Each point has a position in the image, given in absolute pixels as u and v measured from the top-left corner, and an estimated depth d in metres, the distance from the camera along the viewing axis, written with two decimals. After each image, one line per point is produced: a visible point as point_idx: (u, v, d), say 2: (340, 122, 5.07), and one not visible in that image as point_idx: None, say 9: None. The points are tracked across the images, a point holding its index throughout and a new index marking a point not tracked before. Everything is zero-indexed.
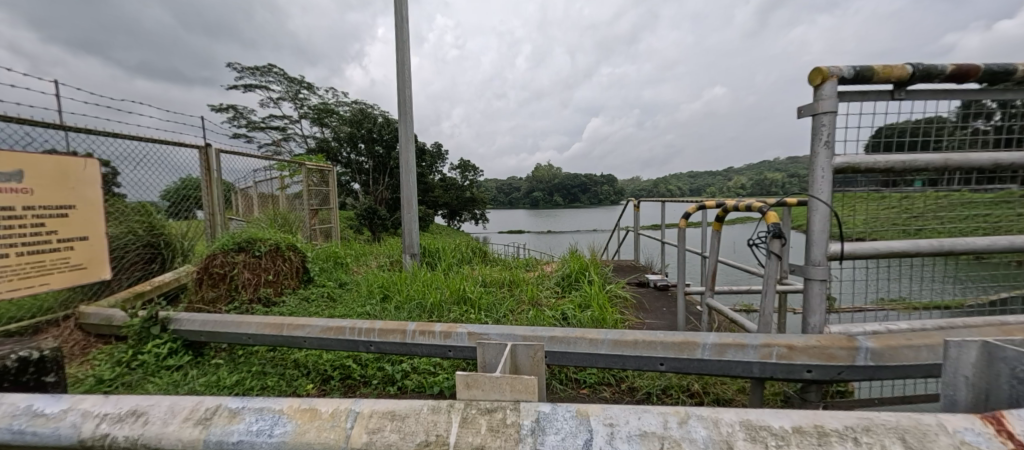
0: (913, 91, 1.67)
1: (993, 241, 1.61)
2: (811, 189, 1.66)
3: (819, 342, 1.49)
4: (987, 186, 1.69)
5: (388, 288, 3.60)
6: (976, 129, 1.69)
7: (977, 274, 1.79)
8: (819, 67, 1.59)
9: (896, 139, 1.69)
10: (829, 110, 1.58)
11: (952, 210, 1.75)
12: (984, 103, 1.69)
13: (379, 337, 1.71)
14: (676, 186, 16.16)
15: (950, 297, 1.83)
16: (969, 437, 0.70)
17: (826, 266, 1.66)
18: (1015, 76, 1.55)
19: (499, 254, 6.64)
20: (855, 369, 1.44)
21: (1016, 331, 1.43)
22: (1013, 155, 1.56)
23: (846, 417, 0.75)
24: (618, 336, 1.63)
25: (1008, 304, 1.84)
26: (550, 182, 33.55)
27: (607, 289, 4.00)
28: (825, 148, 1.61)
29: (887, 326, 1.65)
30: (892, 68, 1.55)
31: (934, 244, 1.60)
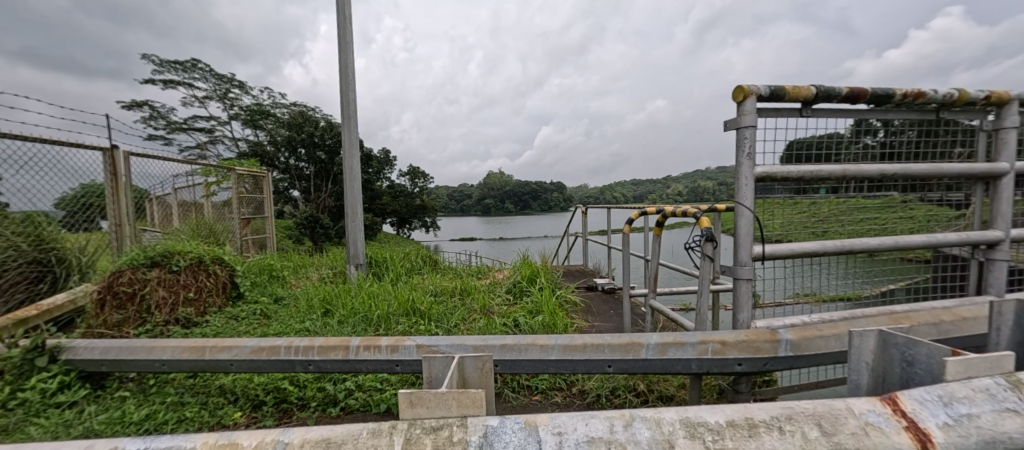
0: (817, 109, 1.88)
1: (882, 241, 1.84)
2: (736, 196, 1.80)
3: (747, 336, 1.61)
4: (876, 193, 1.94)
5: (330, 302, 3.40)
6: (866, 144, 1.94)
7: (873, 269, 2.04)
8: (741, 85, 1.74)
9: (805, 151, 1.89)
10: (750, 124, 1.73)
11: (851, 214, 1.98)
12: (872, 122, 1.93)
13: (319, 355, 1.60)
14: (623, 193, 16.94)
15: (854, 291, 2.06)
16: (872, 418, 0.78)
17: (752, 266, 1.80)
18: (894, 99, 1.79)
19: (450, 262, 6.55)
20: (777, 361, 1.58)
21: (902, 319, 1.64)
22: (897, 166, 1.80)
23: (772, 407, 0.81)
24: (568, 341, 1.64)
25: (895, 294, 2.12)
26: (500, 189, 33.81)
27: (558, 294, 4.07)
28: (748, 159, 1.76)
29: (803, 319, 1.82)
30: (800, 88, 1.73)
31: (838, 245, 1.80)
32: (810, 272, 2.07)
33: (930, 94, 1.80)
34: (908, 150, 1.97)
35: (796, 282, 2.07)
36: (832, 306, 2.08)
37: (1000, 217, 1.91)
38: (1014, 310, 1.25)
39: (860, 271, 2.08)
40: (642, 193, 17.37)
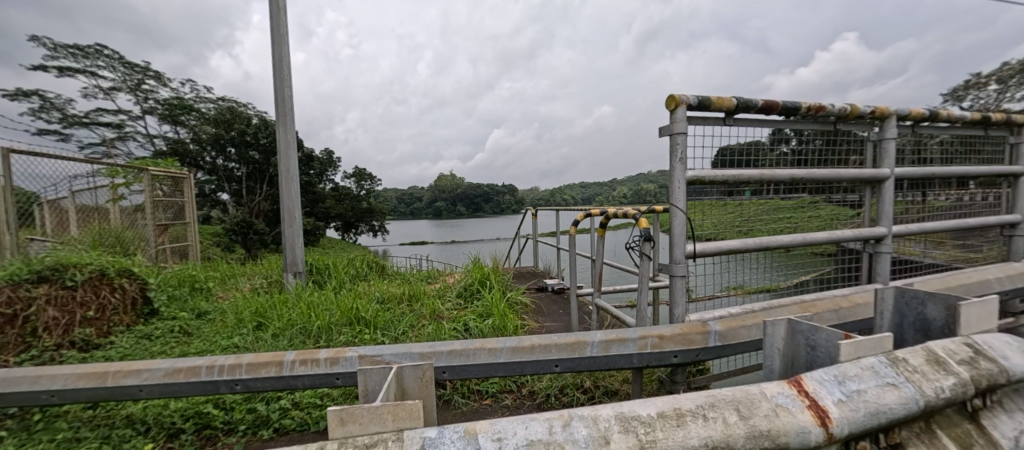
0: (738, 119, 2.05)
1: (794, 238, 2.03)
2: (670, 198, 1.91)
3: (681, 329, 1.72)
4: (789, 195, 2.18)
5: (263, 315, 3.16)
6: (782, 151, 2.15)
7: (789, 263, 2.27)
8: (673, 94, 1.86)
9: (731, 156, 2.05)
10: (682, 131, 1.85)
11: (770, 214, 2.20)
12: (786, 132, 2.15)
13: (248, 374, 1.48)
14: (572, 195, 17.37)
15: (773, 283, 2.26)
16: (782, 400, 0.86)
17: (685, 264, 1.92)
18: (801, 111, 2.01)
19: (399, 267, 6.37)
20: (708, 350, 1.70)
21: (810, 307, 1.83)
22: (806, 171, 2.02)
23: (698, 396, 0.86)
24: (516, 343, 1.65)
25: (806, 285, 2.36)
26: (450, 192, 33.43)
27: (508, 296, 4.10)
28: (680, 163, 1.88)
29: (729, 311, 1.98)
30: (723, 99, 1.88)
31: (758, 242, 1.97)
32: (736, 267, 2.25)
33: (829, 108, 2.03)
34: (816, 156, 2.21)
35: (724, 276, 2.24)
36: (755, 297, 2.27)
37: (885, 215, 2.21)
38: (893, 296, 1.44)
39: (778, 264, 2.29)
40: (591, 195, 17.92)
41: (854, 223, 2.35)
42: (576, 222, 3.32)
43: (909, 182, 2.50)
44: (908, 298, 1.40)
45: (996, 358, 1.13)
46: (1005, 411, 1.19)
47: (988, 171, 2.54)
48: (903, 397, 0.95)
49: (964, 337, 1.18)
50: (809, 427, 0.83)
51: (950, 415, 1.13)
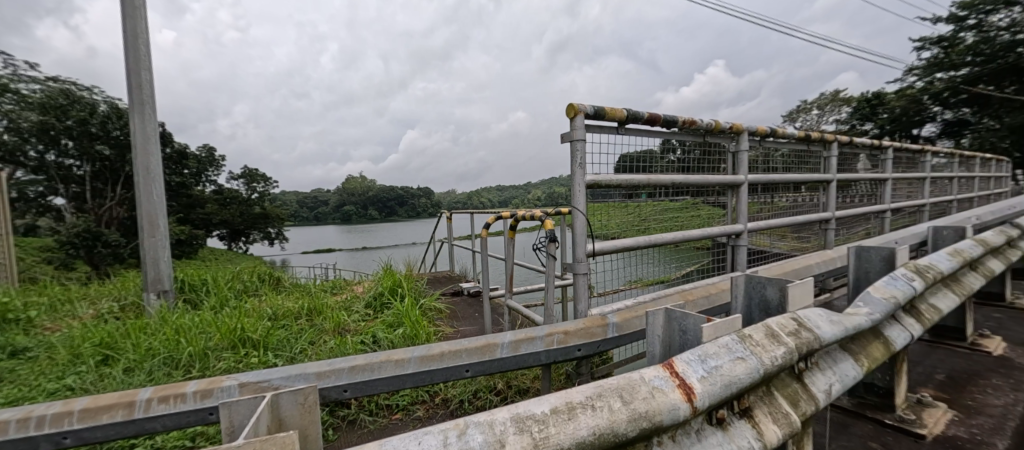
0: (628, 129, 2.25)
1: (674, 235, 2.28)
2: (571, 201, 2.01)
3: (584, 323, 1.83)
4: (676, 197, 2.54)
5: (113, 346, 2.66)
6: (671, 159, 2.46)
7: (676, 256, 2.60)
8: (572, 103, 1.97)
9: (632, 162, 2.28)
10: (580, 138, 1.97)
11: (661, 214, 2.53)
12: (674, 143, 2.45)
13: (82, 423, 1.21)
14: (489, 198, 17.54)
15: (665, 275, 2.57)
16: (658, 383, 0.96)
17: (586, 262, 2.05)
18: (678, 124, 2.27)
19: (298, 278, 5.82)
20: (607, 341, 1.83)
21: (688, 295, 2.08)
22: (686, 177, 2.32)
23: (587, 388, 0.92)
24: (425, 351, 1.58)
25: (689, 276, 2.61)
26: (359, 195, 31.55)
27: (421, 304, 3.98)
28: (579, 168, 1.99)
29: (625, 304, 2.15)
30: (615, 110, 2.04)
31: (647, 239, 2.17)
32: (636, 261, 2.53)
33: (699, 122, 2.32)
34: (695, 164, 2.57)
35: (626, 270, 2.50)
36: (652, 288, 2.57)
37: (742, 215, 2.61)
38: (744, 282, 1.71)
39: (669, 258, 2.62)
40: (506, 197, 18.27)
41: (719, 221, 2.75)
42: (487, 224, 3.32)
43: (761, 186, 3.02)
44: (754, 283, 1.68)
45: (811, 328, 1.44)
46: (817, 370, 1.53)
47: (813, 178, 3.15)
48: (750, 368, 1.13)
49: (791, 314, 1.47)
50: (679, 404, 0.94)
51: (783, 378, 1.40)
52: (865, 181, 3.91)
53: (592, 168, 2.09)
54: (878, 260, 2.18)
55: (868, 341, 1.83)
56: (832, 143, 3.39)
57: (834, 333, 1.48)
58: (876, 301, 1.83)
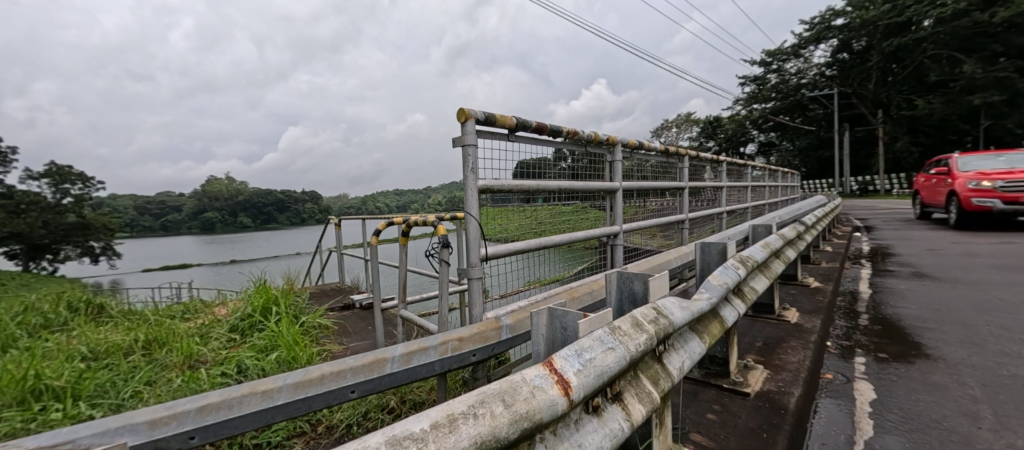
0: (518, 136, 2.33)
1: (562, 237, 2.42)
2: (464, 205, 2.00)
3: (478, 328, 1.80)
4: (567, 201, 2.72)
5: None
6: (564, 167, 2.62)
7: (569, 257, 2.80)
8: (463, 107, 1.96)
9: (527, 169, 2.39)
10: (472, 143, 1.96)
11: (555, 217, 2.71)
12: (565, 152, 2.62)
13: None
14: (384, 203, 16.79)
15: (561, 274, 2.78)
16: (539, 382, 1.00)
17: (480, 266, 2.03)
18: (564, 134, 2.43)
19: (134, 303, 4.79)
20: (501, 343, 1.85)
21: (576, 292, 2.23)
22: (572, 183, 2.49)
23: (469, 396, 0.90)
24: (300, 376, 1.36)
25: (582, 274, 2.88)
26: (226, 201, 27.48)
27: (302, 322, 3.58)
28: (471, 173, 1.99)
29: (518, 305, 2.21)
30: (505, 117, 2.09)
31: (539, 242, 2.27)
32: (532, 262, 2.64)
33: (581, 133, 2.52)
34: (584, 172, 2.78)
35: (520, 271, 2.58)
36: (549, 287, 2.74)
37: (617, 217, 2.93)
38: (617, 277, 1.89)
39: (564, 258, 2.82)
40: (403, 203, 17.71)
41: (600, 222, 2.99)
42: (378, 231, 3.08)
43: (637, 192, 3.45)
44: (623, 277, 1.88)
45: (667, 315, 1.71)
46: (672, 349, 1.83)
47: (672, 185, 3.65)
48: (616, 356, 1.27)
49: (652, 304, 1.72)
50: (557, 399, 0.99)
51: (647, 361, 1.64)
52: (710, 187, 4.68)
53: (484, 173, 2.11)
54: (715, 253, 2.61)
55: (709, 322, 2.20)
56: (684, 155, 3.97)
57: (683, 318, 1.80)
58: (714, 287, 2.20)
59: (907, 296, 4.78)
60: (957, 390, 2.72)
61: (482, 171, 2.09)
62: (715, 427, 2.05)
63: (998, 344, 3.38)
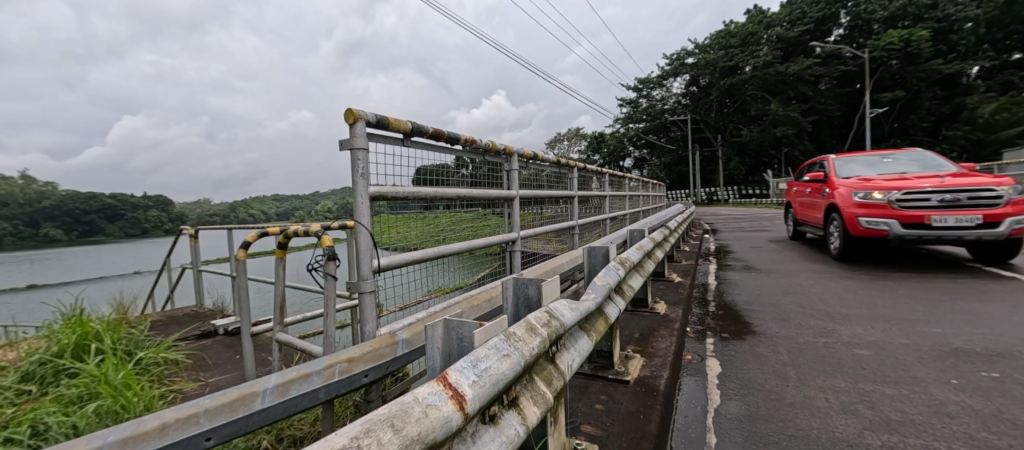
0: (413, 141, 2.24)
1: (461, 245, 2.38)
2: (354, 214, 1.84)
3: (371, 345, 1.65)
4: (469, 208, 2.74)
5: None
6: (465, 173, 2.67)
7: (471, 263, 2.79)
8: (351, 109, 1.80)
9: (427, 176, 2.37)
10: (362, 146, 1.82)
11: (456, 224, 2.69)
12: (466, 159, 2.67)
13: None
14: (258, 212, 14.86)
15: (463, 282, 2.76)
16: (433, 399, 0.96)
17: (373, 279, 1.89)
18: (462, 141, 2.42)
19: None
20: (396, 360, 1.73)
21: (476, 300, 2.23)
22: (472, 191, 2.50)
23: (352, 427, 0.80)
24: (133, 429, 1.09)
25: (482, 280, 2.89)
26: None
27: (140, 360, 2.96)
28: (362, 179, 1.85)
29: (416, 317, 2.11)
30: (399, 121, 1.99)
31: (437, 251, 2.20)
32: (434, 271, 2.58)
33: (479, 141, 2.54)
34: (484, 179, 2.86)
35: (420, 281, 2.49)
36: (451, 295, 2.71)
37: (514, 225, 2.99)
38: (513, 283, 1.92)
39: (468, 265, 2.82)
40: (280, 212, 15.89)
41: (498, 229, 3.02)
42: (246, 244, 2.67)
43: (535, 200, 3.63)
44: (519, 283, 1.93)
45: (558, 317, 1.80)
46: (564, 349, 1.93)
47: (565, 194, 3.89)
48: (512, 363, 1.29)
49: (544, 307, 1.81)
50: (451, 415, 0.96)
51: (541, 363, 1.70)
52: (593, 196, 5.11)
53: (377, 180, 1.98)
54: (600, 257, 2.84)
55: (596, 319, 2.38)
56: (574, 166, 4.26)
57: (573, 318, 1.92)
58: (599, 287, 2.39)
59: (743, 285, 5.80)
60: (774, 357, 3.39)
61: (374, 177, 1.96)
62: (602, 415, 2.21)
63: (800, 318, 4.29)
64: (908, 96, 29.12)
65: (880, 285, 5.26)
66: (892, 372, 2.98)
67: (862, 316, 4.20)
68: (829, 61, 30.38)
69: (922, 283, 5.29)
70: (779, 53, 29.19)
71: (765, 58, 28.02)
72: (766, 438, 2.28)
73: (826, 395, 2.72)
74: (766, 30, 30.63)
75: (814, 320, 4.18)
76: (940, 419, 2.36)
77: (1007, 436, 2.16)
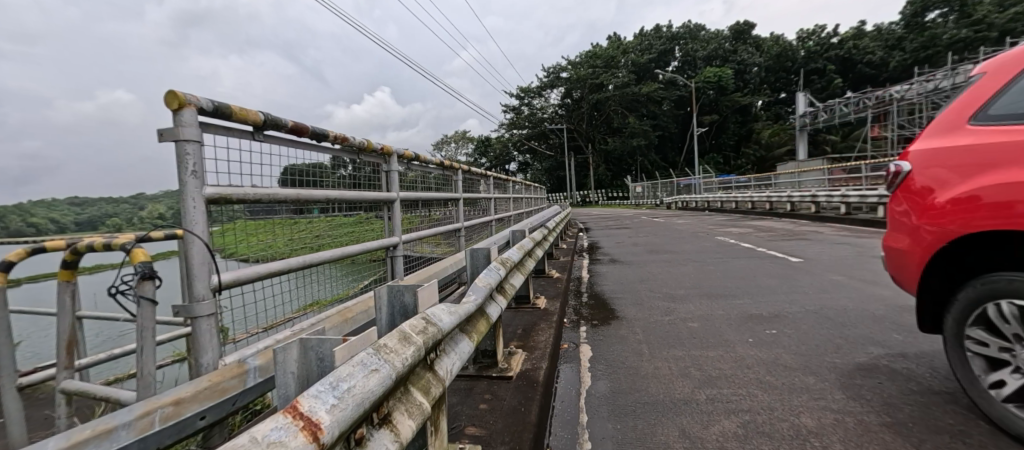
0: (266, 135, 1.93)
1: (331, 253, 2.09)
2: (183, 221, 1.44)
3: (209, 381, 1.33)
4: (348, 212, 2.51)
5: None
6: (344, 174, 2.43)
7: (351, 270, 2.56)
8: (175, 90, 1.37)
9: (297, 176, 2.09)
10: (194, 139, 1.40)
11: (336, 229, 2.46)
12: (343, 159, 2.44)
13: None
14: None
15: (344, 291, 2.51)
16: (276, 435, 0.80)
17: (211, 300, 1.49)
18: (329, 138, 2.19)
19: None
20: (246, 393, 1.44)
21: (348, 313, 2.08)
22: (352, 193, 2.25)
23: None
24: None
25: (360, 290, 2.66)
26: None
27: None
28: (195, 178, 1.44)
29: (269, 341, 1.75)
30: (249, 111, 1.64)
31: (301, 261, 1.88)
32: (308, 281, 2.29)
33: (352, 139, 2.32)
34: (365, 180, 2.63)
35: (290, 294, 2.16)
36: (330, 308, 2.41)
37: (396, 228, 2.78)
38: (388, 292, 1.79)
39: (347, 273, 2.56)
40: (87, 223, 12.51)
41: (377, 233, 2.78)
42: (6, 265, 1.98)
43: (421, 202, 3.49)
44: (394, 290, 1.81)
45: (436, 322, 1.74)
46: (444, 354, 1.88)
47: (451, 197, 3.84)
48: (381, 377, 1.19)
49: (422, 314, 1.73)
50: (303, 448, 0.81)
51: (418, 372, 1.62)
52: (477, 199, 5.15)
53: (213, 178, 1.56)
54: (482, 258, 2.87)
55: (477, 320, 2.38)
56: (459, 168, 4.22)
57: (452, 322, 1.88)
58: (480, 287, 2.40)
59: (610, 277, 6.51)
60: (631, 337, 3.86)
61: (209, 175, 1.54)
62: (486, 414, 2.22)
63: (652, 301, 4.98)
64: (722, 117, 36.35)
65: (708, 269, 6.43)
66: (715, 338, 3.64)
67: (696, 295, 5.06)
68: (669, 85, 36.27)
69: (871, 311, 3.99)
70: (632, 75, 33.72)
71: (621, 78, 32.19)
72: (627, 408, 2.56)
73: (670, 364, 3.18)
74: (622, 54, 35.05)
75: (662, 302, 4.90)
76: (744, 370, 2.96)
77: (785, 375, 2.81)
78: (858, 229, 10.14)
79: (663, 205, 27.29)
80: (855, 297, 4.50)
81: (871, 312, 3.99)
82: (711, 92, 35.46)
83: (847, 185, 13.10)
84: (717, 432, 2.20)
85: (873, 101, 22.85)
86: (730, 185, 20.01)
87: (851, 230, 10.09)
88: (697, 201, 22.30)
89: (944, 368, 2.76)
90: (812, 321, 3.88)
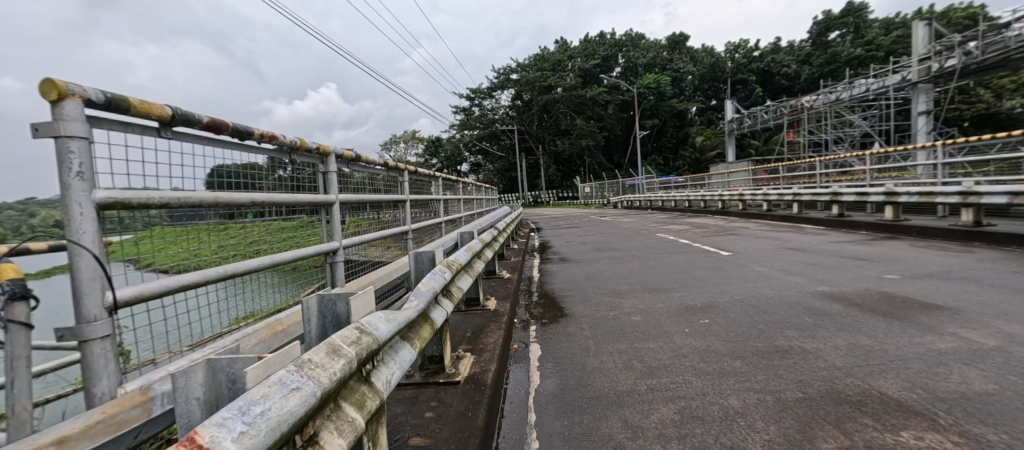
0: (176, 132, 1.71)
1: (261, 261, 1.88)
2: (69, 230, 1.14)
3: (103, 413, 1.03)
4: (289, 215, 2.36)
5: None
6: (281, 175, 2.27)
7: (288, 278, 2.36)
8: (51, 77, 1.09)
9: (228, 178, 1.89)
10: (79, 135, 1.12)
11: (272, 234, 2.27)
12: (279, 160, 2.28)
13: None
14: None
15: (281, 302, 2.31)
16: None
17: (108, 320, 1.19)
18: (254, 135, 2.00)
19: None
20: (153, 425, 1.15)
21: (278, 326, 1.90)
22: (292, 196, 2.07)
23: None
24: None
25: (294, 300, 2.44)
26: None
27: None
28: (81, 181, 1.14)
29: (182, 362, 1.50)
30: (151, 105, 1.38)
31: (228, 271, 1.65)
32: (243, 290, 2.11)
33: (283, 138, 2.14)
34: (305, 182, 2.47)
35: (223, 304, 1.97)
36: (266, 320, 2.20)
37: (337, 232, 2.58)
38: (319, 303, 1.67)
39: (285, 281, 2.38)
40: None
41: (316, 238, 2.57)
42: None
43: (368, 204, 3.32)
44: (326, 301, 1.68)
45: (371, 332, 1.64)
46: (382, 365, 1.78)
47: (399, 198, 3.68)
48: (304, 397, 1.09)
49: (356, 323, 1.63)
50: None
51: (352, 385, 1.52)
52: (425, 201, 4.98)
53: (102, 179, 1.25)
54: (428, 262, 2.78)
55: (419, 326, 2.30)
56: (405, 168, 4.05)
57: (390, 330, 1.79)
58: (423, 292, 2.31)
59: (559, 275, 6.64)
60: (579, 334, 3.95)
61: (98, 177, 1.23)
62: (431, 423, 2.15)
63: (598, 297, 5.13)
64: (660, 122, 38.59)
65: (651, 265, 6.74)
66: (655, 330, 3.82)
67: (638, 289, 5.30)
68: (612, 90, 37.90)
69: (810, 305, 4.13)
70: (577, 80, 34.88)
71: (568, 81, 33.20)
72: (573, 405, 2.60)
73: (614, 358, 3.28)
74: (567, 59, 36.11)
75: (607, 298, 5.06)
76: (680, 358, 3.13)
77: (716, 361, 3.01)
78: (777, 224, 11.20)
79: (609, 205, 28.43)
80: (775, 286, 4.93)
81: (789, 299, 4.39)
82: (650, 98, 37.59)
83: (768, 185, 14.39)
84: (657, 420, 2.30)
85: (787, 109, 25.46)
86: (668, 185, 21.28)
87: (771, 225, 11.11)
88: (639, 201, 23.51)
89: (845, 345, 3.09)
90: (740, 309, 4.20)
